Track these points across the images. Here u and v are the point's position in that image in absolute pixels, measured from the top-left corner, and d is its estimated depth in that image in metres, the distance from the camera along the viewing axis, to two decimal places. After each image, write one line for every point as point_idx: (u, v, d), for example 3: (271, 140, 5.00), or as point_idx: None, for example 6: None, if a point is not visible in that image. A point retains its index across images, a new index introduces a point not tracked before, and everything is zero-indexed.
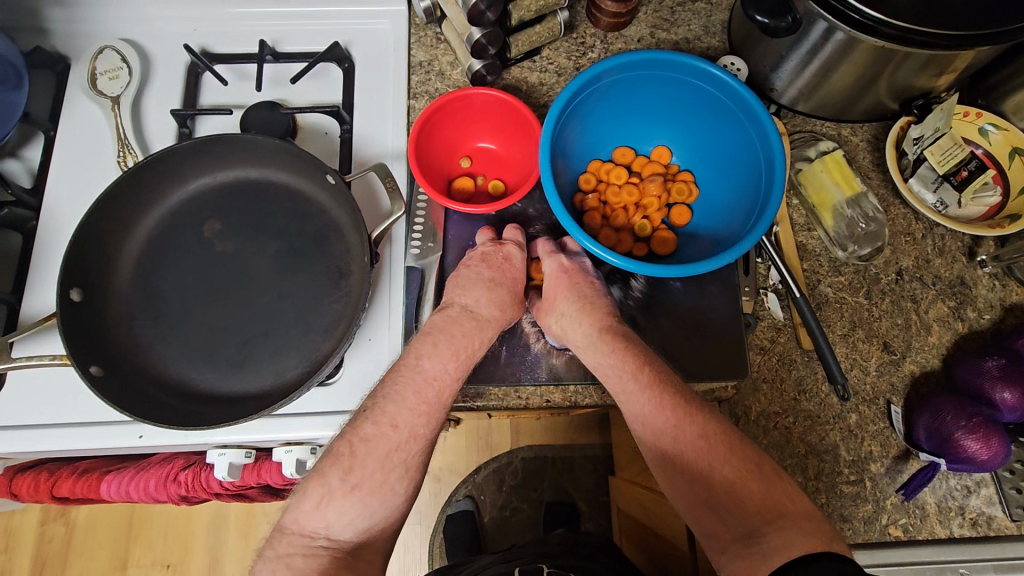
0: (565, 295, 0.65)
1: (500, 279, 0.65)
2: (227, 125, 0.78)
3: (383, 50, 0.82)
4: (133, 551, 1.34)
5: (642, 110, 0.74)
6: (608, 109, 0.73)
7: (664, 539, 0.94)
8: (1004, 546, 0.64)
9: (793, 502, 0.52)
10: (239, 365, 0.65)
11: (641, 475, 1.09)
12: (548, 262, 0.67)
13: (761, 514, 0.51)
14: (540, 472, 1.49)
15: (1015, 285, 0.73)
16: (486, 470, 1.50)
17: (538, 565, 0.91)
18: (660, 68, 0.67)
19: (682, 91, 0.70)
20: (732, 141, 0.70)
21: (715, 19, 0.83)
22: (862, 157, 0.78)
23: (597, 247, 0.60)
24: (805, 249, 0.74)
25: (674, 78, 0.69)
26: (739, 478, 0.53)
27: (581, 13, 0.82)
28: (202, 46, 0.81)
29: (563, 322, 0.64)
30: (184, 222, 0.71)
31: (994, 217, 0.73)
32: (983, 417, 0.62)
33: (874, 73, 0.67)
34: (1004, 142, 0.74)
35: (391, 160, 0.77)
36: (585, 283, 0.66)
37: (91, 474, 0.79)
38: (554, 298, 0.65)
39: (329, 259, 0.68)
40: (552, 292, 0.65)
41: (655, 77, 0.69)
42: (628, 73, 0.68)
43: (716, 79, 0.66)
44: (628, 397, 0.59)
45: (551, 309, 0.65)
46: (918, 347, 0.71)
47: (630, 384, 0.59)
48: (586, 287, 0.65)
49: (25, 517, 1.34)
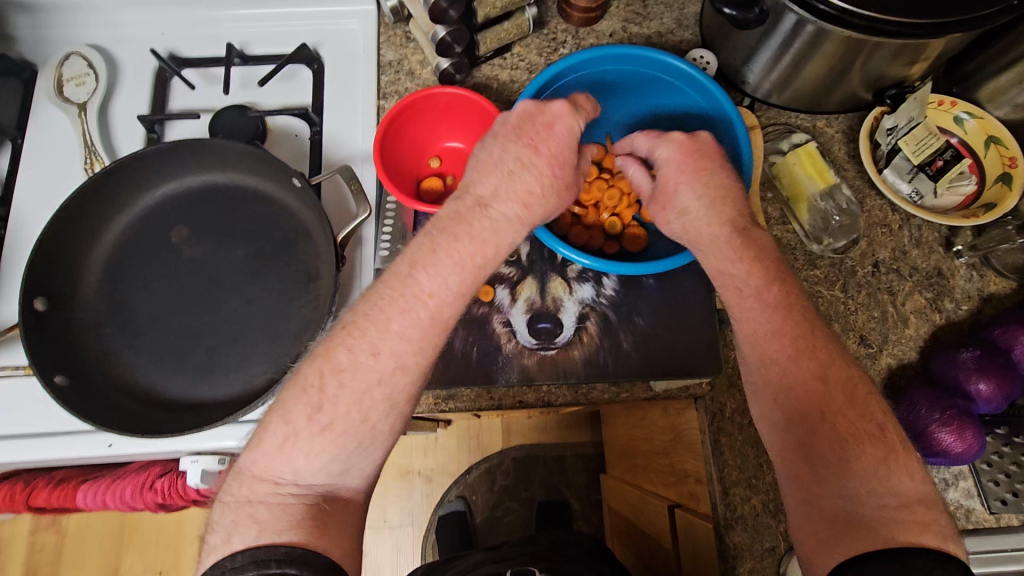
0: (685, 184, 0.59)
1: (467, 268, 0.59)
2: (196, 129, 0.77)
3: (353, 50, 0.81)
4: (125, 559, 1.34)
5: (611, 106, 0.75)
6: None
7: (650, 537, 0.94)
8: (982, 539, 0.63)
9: (910, 482, 0.45)
10: (208, 372, 0.65)
11: (630, 474, 1.08)
12: (664, 146, 0.62)
13: (873, 486, 0.45)
14: (532, 471, 1.49)
15: (993, 274, 0.72)
16: (478, 470, 1.50)
17: (530, 568, 0.89)
18: (626, 63, 0.68)
19: (648, 86, 0.71)
20: (699, 134, 0.71)
21: (688, 12, 0.82)
22: (838, 148, 0.77)
23: (570, 250, 0.61)
24: (780, 243, 0.73)
25: (640, 73, 0.69)
26: (861, 426, 0.47)
27: (552, 9, 0.81)
28: (171, 50, 0.80)
29: (686, 218, 0.60)
30: (152, 228, 0.70)
31: (970, 206, 0.72)
32: (958, 409, 0.61)
33: (845, 63, 0.67)
34: (980, 130, 0.73)
35: (361, 162, 0.76)
36: (713, 167, 0.59)
37: (68, 483, 0.78)
38: (673, 192, 0.60)
39: (298, 263, 0.68)
40: (673, 185, 0.60)
41: (621, 73, 0.70)
42: (594, 70, 0.68)
43: (680, 72, 0.67)
44: (747, 298, 0.54)
45: (667, 204, 0.61)
46: (895, 339, 0.70)
47: (763, 328, 0.53)
48: (716, 170, 0.59)
49: (15, 526, 1.34)
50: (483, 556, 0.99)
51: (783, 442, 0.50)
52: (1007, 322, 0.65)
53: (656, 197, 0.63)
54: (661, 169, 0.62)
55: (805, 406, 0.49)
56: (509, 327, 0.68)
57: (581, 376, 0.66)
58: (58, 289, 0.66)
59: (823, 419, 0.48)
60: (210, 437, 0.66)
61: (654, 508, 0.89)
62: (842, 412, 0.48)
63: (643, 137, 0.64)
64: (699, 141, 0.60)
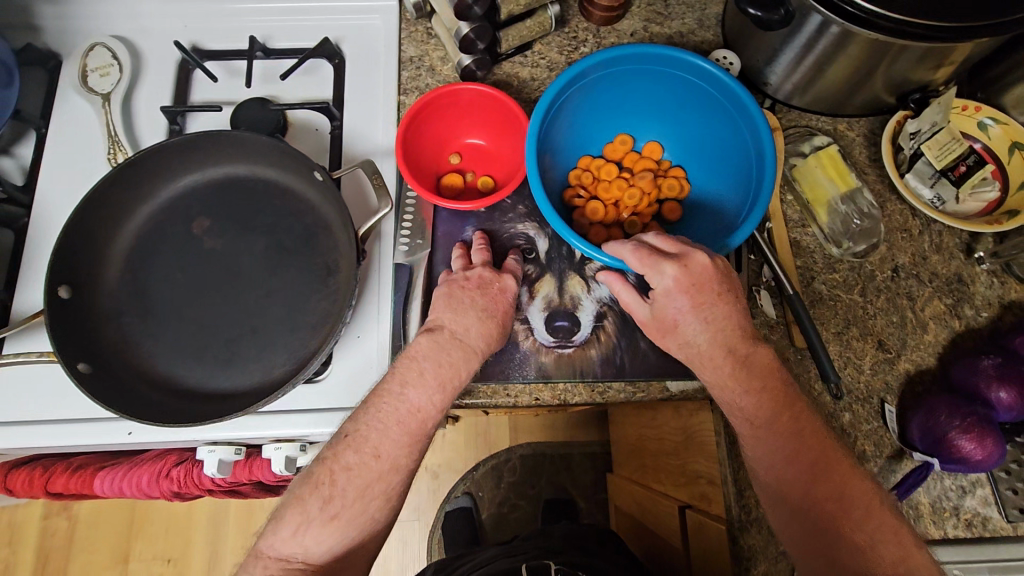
0: (686, 318, 0.58)
1: (492, 280, 0.64)
2: (217, 122, 0.78)
3: (374, 45, 0.81)
4: (135, 546, 1.35)
5: (633, 103, 0.73)
6: (598, 102, 0.72)
7: (659, 537, 0.94)
8: (999, 547, 0.63)
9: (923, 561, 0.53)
10: (228, 363, 0.65)
11: (640, 474, 1.08)
12: (658, 279, 0.58)
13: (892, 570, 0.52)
14: (539, 469, 1.49)
15: (1014, 282, 0.72)
16: (486, 467, 1.50)
17: (542, 561, 0.90)
18: (649, 63, 0.67)
19: (670, 84, 0.69)
20: (721, 134, 0.70)
21: (710, 12, 0.82)
22: (859, 152, 0.77)
23: (587, 246, 0.59)
24: (799, 246, 0.73)
25: (663, 73, 0.68)
26: (860, 521, 0.54)
27: (574, 7, 0.81)
28: (193, 43, 0.81)
29: (687, 346, 0.59)
30: (174, 219, 0.71)
31: (993, 213, 0.72)
32: (977, 416, 0.61)
33: (870, 67, 0.66)
34: (1004, 137, 0.72)
35: (380, 157, 0.76)
36: (715, 292, 0.58)
37: (85, 470, 0.79)
38: (674, 323, 0.59)
39: (318, 256, 0.68)
40: (673, 317, 0.59)
41: (643, 71, 0.68)
42: (614, 68, 0.67)
43: (704, 72, 0.65)
44: (744, 407, 0.58)
45: (668, 331, 0.60)
46: (913, 345, 0.70)
47: (763, 427, 0.57)
48: (716, 304, 0.58)
49: (28, 512, 1.35)
50: (494, 551, 0.99)
51: (793, 537, 0.55)
52: None
53: (654, 321, 0.61)
54: (658, 297, 0.59)
55: (806, 503, 0.55)
56: (527, 324, 0.68)
57: (597, 376, 0.67)
58: (80, 278, 0.66)
59: (826, 517, 0.54)
60: (228, 426, 0.67)
61: (664, 508, 0.89)
62: (843, 510, 0.54)
63: (633, 259, 0.58)
64: (697, 272, 0.57)
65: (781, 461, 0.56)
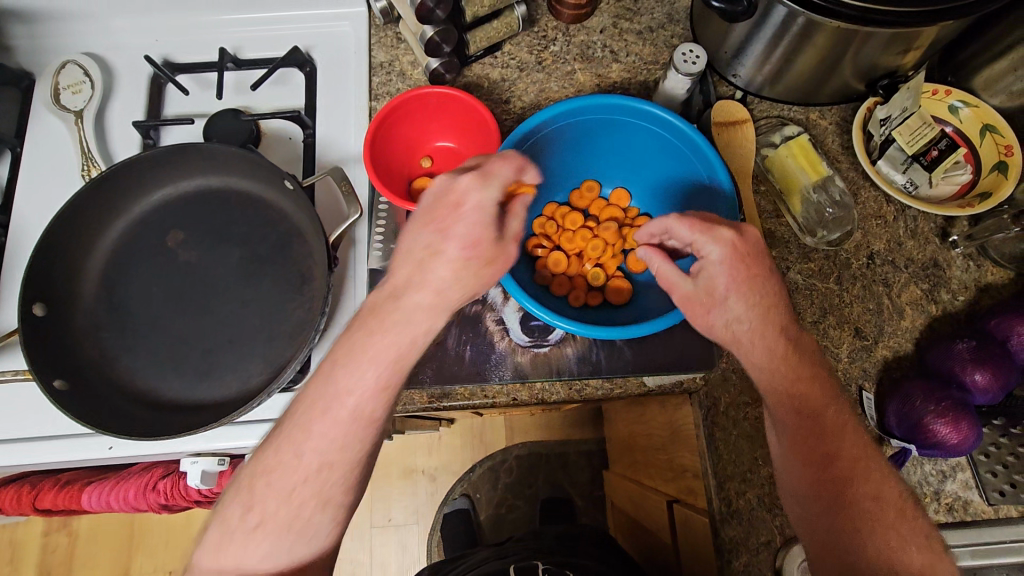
0: (734, 293, 0.56)
1: (447, 193, 0.51)
2: (191, 134, 0.78)
3: (344, 52, 0.81)
4: (135, 559, 1.36)
5: (598, 149, 0.73)
6: (563, 150, 0.72)
7: (651, 532, 0.94)
8: (980, 531, 0.63)
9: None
10: (205, 374, 0.65)
11: (633, 470, 1.08)
12: (713, 245, 0.55)
13: None
14: (535, 469, 1.49)
15: (990, 265, 0.72)
16: (482, 468, 1.50)
17: (533, 562, 0.90)
18: (611, 114, 0.67)
19: (633, 132, 0.69)
20: (685, 179, 0.70)
21: (679, 6, 0.82)
22: (832, 140, 0.77)
23: (542, 312, 0.59)
24: (773, 236, 0.73)
25: (625, 123, 0.68)
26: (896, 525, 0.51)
27: (542, 6, 0.81)
28: (165, 56, 0.81)
29: (733, 325, 0.56)
30: (149, 233, 0.71)
31: (966, 196, 0.71)
32: (952, 401, 0.61)
33: (837, 54, 0.66)
34: (975, 119, 0.72)
35: (353, 163, 0.77)
36: (759, 263, 0.56)
37: (73, 487, 0.80)
38: (721, 299, 0.56)
39: (292, 264, 0.68)
40: (723, 291, 0.56)
41: (605, 122, 0.68)
42: (576, 119, 0.67)
43: (665, 122, 0.65)
44: (790, 390, 0.55)
45: (714, 306, 0.57)
46: (890, 331, 0.70)
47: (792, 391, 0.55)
48: (768, 275, 0.56)
49: (28, 528, 1.36)
50: (487, 553, 0.99)
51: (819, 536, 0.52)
52: (1003, 312, 0.65)
53: (698, 295, 0.57)
54: (707, 268, 0.56)
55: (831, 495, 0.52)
56: (502, 325, 0.68)
57: (573, 374, 0.67)
58: (58, 296, 0.67)
59: (863, 518, 0.51)
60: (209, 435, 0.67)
61: (653, 504, 0.90)
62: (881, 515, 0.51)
63: (681, 227, 0.56)
64: (751, 241, 0.56)
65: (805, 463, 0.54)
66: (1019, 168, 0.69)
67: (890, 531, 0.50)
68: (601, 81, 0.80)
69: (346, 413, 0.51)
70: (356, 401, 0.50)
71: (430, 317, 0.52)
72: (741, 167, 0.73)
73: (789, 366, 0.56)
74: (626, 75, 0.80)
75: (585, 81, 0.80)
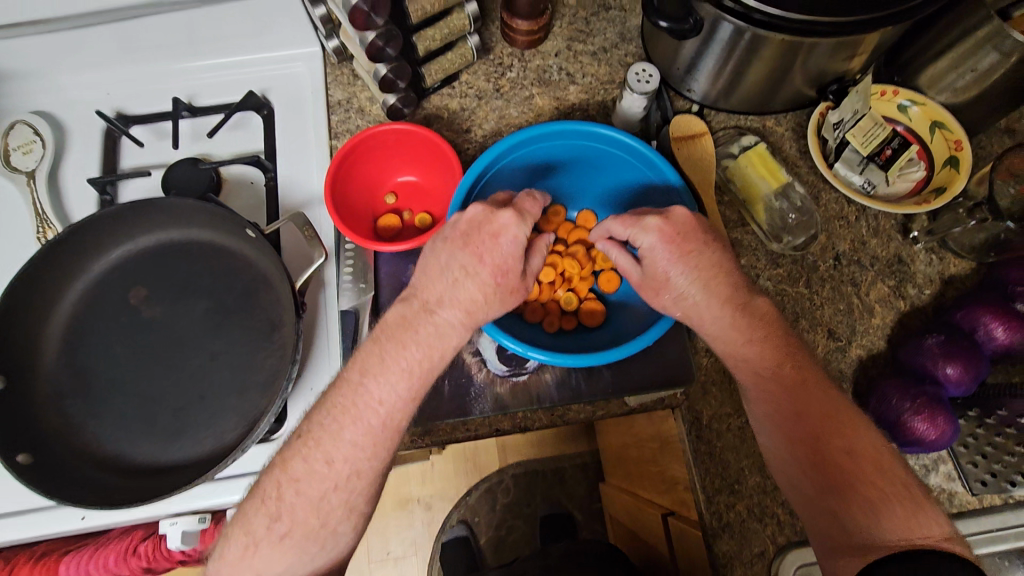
0: (676, 271, 0.58)
1: (482, 223, 0.56)
2: (149, 187, 0.77)
3: (301, 92, 0.81)
4: None
5: (560, 172, 0.74)
6: (527, 176, 0.72)
7: (649, 546, 0.94)
8: (966, 522, 0.64)
9: (937, 530, 0.49)
10: (177, 433, 0.64)
11: (627, 483, 1.07)
12: (646, 235, 0.58)
13: (902, 532, 0.48)
14: (532, 487, 1.48)
15: (952, 256, 0.73)
16: (479, 491, 1.49)
17: None
18: (571, 139, 0.67)
19: (594, 155, 0.70)
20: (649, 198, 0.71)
21: (630, 25, 0.83)
22: (789, 145, 0.78)
23: (517, 345, 0.58)
24: (740, 245, 0.74)
25: (586, 147, 0.69)
26: (870, 476, 0.51)
27: (496, 34, 0.81)
28: (117, 110, 0.80)
29: (682, 301, 0.59)
30: (110, 292, 0.69)
31: (922, 191, 0.73)
32: (928, 397, 0.61)
33: (786, 65, 0.67)
34: (924, 116, 0.74)
35: (317, 204, 0.76)
36: (693, 243, 0.58)
37: (50, 556, 0.76)
38: (665, 279, 0.59)
39: (260, 313, 0.67)
40: (663, 271, 0.58)
41: (566, 146, 0.69)
42: (536, 146, 0.68)
43: (624, 144, 0.66)
44: (746, 357, 0.58)
45: (660, 287, 0.59)
46: (863, 330, 0.71)
47: (760, 380, 0.57)
48: (703, 250, 0.58)
49: None
50: None
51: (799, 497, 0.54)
52: (968, 304, 0.66)
53: (647, 279, 0.60)
54: (647, 255, 0.59)
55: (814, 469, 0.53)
56: (479, 357, 0.67)
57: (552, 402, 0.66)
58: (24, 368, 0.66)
59: (835, 471, 0.52)
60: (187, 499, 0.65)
61: (649, 517, 0.89)
62: (855, 468, 0.52)
63: (616, 226, 0.60)
64: (680, 222, 0.58)
65: (773, 426, 0.56)
66: (968, 163, 0.71)
67: (868, 486, 0.51)
68: (560, 104, 0.81)
69: (329, 472, 0.53)
70: (336, 464, 0.53)
71: (405, 377, 0.55)
72: (703, 180, 0.74)
73: (749, 346, 0.58)
74: (584, 95, 0.81)
75: (544, 105, 0.81)
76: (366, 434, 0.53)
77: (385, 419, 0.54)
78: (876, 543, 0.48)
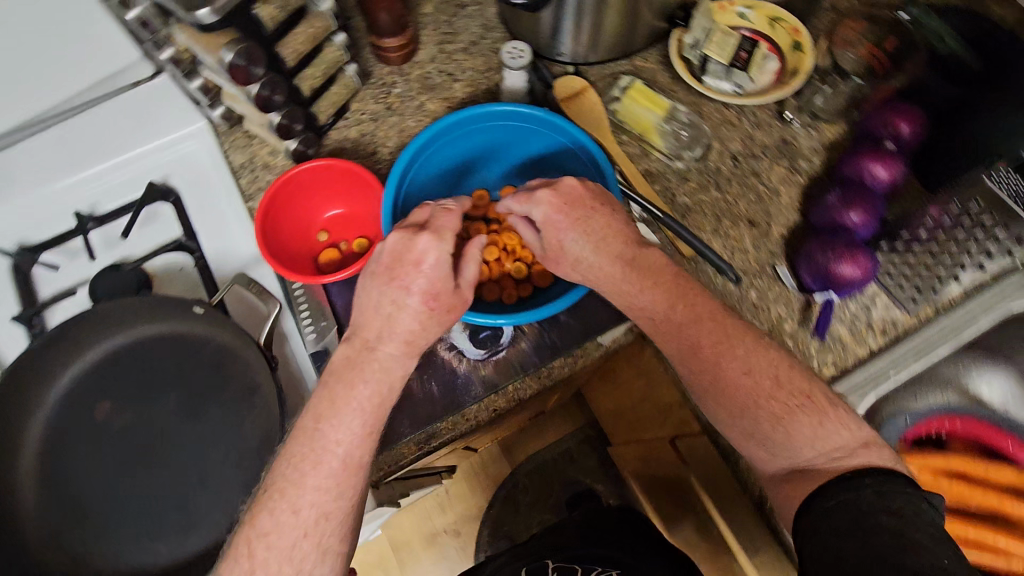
0: (570, 241, 0.62)
1: (404, 251, 0.59)
2: (78, 305, 0.75)
3: (202, 168, 0.81)
4: None
5: (470, 163, 0.79)
6: (442, 173, 0.77)
7: None
8: (913, 338, 0.72)
9: (844, 429, 0.54)
10: (189, 526, 0.63)
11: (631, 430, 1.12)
12: (537, 206, 0.63)
13: (816, 444, 0.53)
14: (548, 475, 1.50)
15: (825, 125, 0.82)
16: (500, 498, 1.50)
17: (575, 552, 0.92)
18: (470, 124, 0.73)
19: (496, 135, 0.76)
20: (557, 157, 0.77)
21: (489, 15, 0.88)
22: (662, 76, 0.86)
23: (483, 317, 0.63)
24: (651, 173, 0.80)
25: (487, 128, 0.75)
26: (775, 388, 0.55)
27: (371, 59, 0.85)
28: (19, 242, 0.78)
29: (579, 266, 0.63)
30: (69, 417, 0.66)
31: (783, 78, 0.82)
32: (845, 243, 0.70)
33: (633, 5, 0.74)
34: (762, 16, 0.83)
35: (255, 266, 0.77)
36: (581, 209, 0.62)
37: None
38: (560, 248, 0.63)
39: (234, 383, 0.66)
40: (557, 240, 0.63)
41: (469, 134, 0.75)
42: (441, 140, 0.73)
43: (520, 114, 0.73)
44: (643, 304, 0.60)
45: (557, 258, 0.64)
46: (776, 211, 0.78)
47: (665, 321, 0.60)
48: (592, 214, 0.62)
49: None
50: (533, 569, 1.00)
51: (729, 430, 0.57)
52: (850, 157, 0.75)
53: (547, 252, 0.65)
54: (546, 228, 0.63)
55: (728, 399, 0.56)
56: (456, 347, 0.70)
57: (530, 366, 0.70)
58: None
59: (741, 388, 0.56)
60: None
61: None
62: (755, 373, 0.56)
63: (515, 203, 0.65)
64: (568, 192, 0.62)
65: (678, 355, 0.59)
66: (810, 44, 0.81)
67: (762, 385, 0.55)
68: (451, 102, 0.85)
69: (297, 520, 0.52)
70: (303, 510, 0.52)
71: (360, 413, 0.55)
72: (599, 128, 0.81)
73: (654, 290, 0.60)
74: (470, 89, 0.85)
75: (437, 108, 0.84)
76: (330, 475, 0.53)
77: (353, 448, 0.54)
78: (803, 465, 0.53)
